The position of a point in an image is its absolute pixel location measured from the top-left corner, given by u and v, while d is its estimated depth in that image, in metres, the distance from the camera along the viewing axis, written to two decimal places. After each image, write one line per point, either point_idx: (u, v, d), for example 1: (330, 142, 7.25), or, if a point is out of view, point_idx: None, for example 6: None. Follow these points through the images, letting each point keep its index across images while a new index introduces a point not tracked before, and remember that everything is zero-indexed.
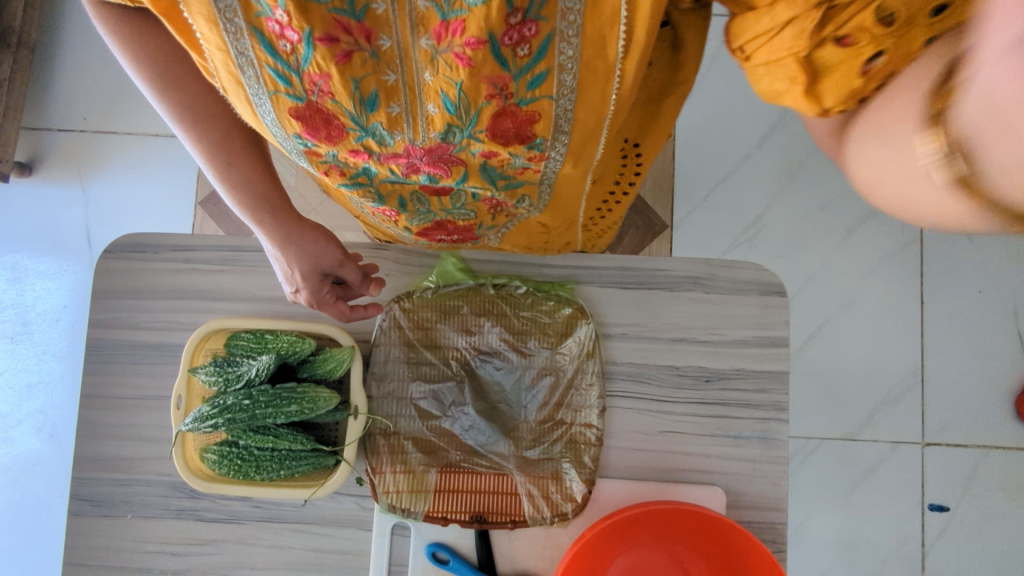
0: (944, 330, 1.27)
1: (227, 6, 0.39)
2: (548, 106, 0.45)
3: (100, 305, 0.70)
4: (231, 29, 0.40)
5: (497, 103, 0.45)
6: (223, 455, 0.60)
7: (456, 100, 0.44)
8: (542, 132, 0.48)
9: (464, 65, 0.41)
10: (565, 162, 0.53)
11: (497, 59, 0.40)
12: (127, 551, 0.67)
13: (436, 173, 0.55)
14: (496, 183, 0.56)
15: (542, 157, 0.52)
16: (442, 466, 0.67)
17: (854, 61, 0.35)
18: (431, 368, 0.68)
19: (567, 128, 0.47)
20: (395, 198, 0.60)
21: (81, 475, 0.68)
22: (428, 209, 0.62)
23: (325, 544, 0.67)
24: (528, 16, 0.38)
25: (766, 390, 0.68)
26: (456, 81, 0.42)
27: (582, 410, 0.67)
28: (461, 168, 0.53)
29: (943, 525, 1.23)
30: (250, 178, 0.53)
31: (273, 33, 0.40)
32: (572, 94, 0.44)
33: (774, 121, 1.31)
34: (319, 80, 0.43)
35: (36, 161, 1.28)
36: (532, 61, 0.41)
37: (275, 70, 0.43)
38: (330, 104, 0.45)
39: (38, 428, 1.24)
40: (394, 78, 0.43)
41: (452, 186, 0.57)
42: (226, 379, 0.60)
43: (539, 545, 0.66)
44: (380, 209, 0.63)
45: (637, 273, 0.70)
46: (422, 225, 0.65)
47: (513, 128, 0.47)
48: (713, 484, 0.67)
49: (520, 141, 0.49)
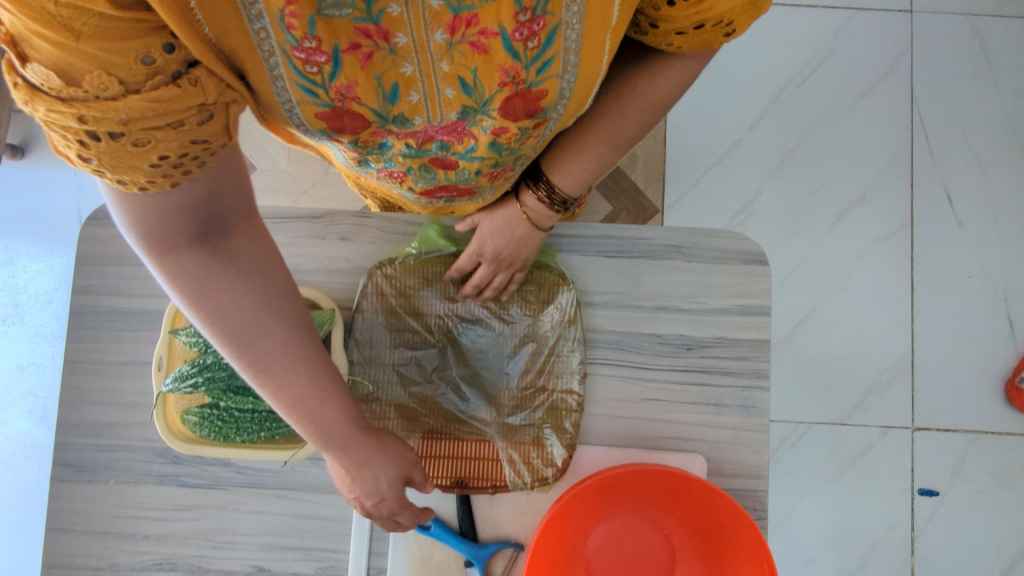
0: (934, 315, 1.27)
1: (263, 29, 0.35)
2: (554, 83, 0.47)
3: (85, 271, 0.70)
4: (266, 54, 0.36)
5: (510, 90, 0.46)
6: (203, 417, 0.61)
7: (472, 84, 0.44)
8: (548, 105, 0.49)
9: (477, 52, 0.41)
10: (563, 119, 0.54)
11: (508, 52, 0.41)
12: (109, 517, 0.67)
13: (449, 143, 0.53)
14: (501, 154, 0.56)
15: (546, 121, 0.52)
16: (424, 432, 0.67)
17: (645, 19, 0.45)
18: (413, 336, 0.69)
19: (569, 97, 0.50)
20: (405, 166, 0.57)
21: (64, 440, 0.68)
22: (433, 176, 0.59)
23: (307, 509, 0.67)
24: (536, 13, 0.39)
25: (748, 357, 0.68)
26: (471, 68, 0.42)
27: (564, 376, 0.68)
28: (472, 140, 0.53)
29: (933, 509, 1.23)
30: (333, 402, 0.51)
31: (300, 59, 0.37)
32: (575, 67, 0.46)
33: (764, 107, 1.31)
34: (347, 88, 0.41)
35: (28, 144, 1.28)
36: (541, 51, 0.43)
37: (303, 86, 0.40)
38: (356, 106, 0.43)
39: (31, 410, 1.24)
40: (411, 69, 0.41)
41: (460, 157, 0.56)
42: (205, 340, 0.60)
43: (520, 512, 0.67)
44: (387, 175, 0.60)
45: (619, 242, 0.70)
46: (427, 188, 0.62)
47: (522, 107, 0.48)
48: (694, 451, 0.67)
49: (528, 116, 0.50)
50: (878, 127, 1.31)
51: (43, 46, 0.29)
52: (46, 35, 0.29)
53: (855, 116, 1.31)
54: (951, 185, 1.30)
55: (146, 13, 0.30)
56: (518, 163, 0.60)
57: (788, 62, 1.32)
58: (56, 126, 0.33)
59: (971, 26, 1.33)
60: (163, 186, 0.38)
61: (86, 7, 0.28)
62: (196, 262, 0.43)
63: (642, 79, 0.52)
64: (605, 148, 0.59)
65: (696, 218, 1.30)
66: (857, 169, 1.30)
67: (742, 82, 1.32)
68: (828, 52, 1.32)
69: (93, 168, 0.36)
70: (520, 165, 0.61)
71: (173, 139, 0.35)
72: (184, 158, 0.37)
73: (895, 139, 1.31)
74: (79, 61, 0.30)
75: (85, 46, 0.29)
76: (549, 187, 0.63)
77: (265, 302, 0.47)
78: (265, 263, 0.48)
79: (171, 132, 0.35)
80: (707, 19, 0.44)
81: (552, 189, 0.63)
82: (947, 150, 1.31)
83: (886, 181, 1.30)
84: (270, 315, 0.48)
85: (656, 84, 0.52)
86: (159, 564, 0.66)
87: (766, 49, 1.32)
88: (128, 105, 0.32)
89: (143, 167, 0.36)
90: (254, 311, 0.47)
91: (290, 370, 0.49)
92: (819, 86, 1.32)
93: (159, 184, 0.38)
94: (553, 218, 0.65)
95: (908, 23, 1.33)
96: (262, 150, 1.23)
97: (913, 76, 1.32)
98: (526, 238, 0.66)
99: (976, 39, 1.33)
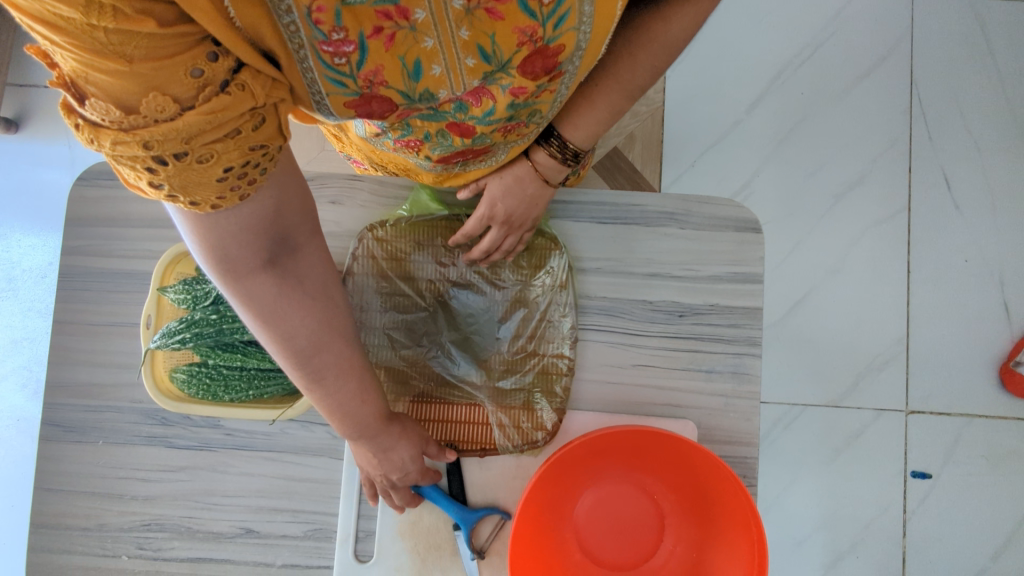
0: (929, 299, 1.27)
1: (290, 24, 0.34)
2: (571, 36, 0.45)
3: (74, 232, 0.69)
4: (295, 53, 0.36)
5: (528, 49, 0.44)
6: (191, 374, 0.60)
7: (491, 51, 0.42)
8: (563, 59, 0.47)
9: (495, 18, 0.40)
10: (579, 73, 0.52)
11: (525, 11, 0.40)
12: (97, 478, 0.66)
13: (468, 105, 0.50)
14: (516, 112, 0.53)
15: (561, 74, 0.50)
16: (413, 396, 0.68)
17: None
18: (404, 299, 0.69)
19: (585, 49, 0.48)
20: (422, 133, 0.54)
21: (52, 401, 0.67)
22: (451, 142, 0.56)
23: (296, 472, 0.67)
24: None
25: (740, 325, 0.68)
26: (490, 34, 0.41)
27: (555, 341, 0.68)
28: (491, 103, 0.50)
29: (925, 491, 1.23)
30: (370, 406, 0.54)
31: (327, 52, 0.36)
32: (591, 18, 0.44)
33: (763, 87, 1.31)
34: (374, 75, 0.40)
35: (22, 117, 1.27)
36: (556, 5, 0.41)
37: (332, 78, 0.39)
38: (384, 91, 0.42)
39: (23, 384, 1.23)
40: (433, 42, 0.39)
41: (478, 122, 0.53)
42: (193, 297, 0.60)
43: (509, 476, 0.67)
44: (404, 144, 0.57)
45: (613, 208, 0.70)
46: (444, 155, 0.58)
47: (541, 65, 0.47)
48: (685, 417, 0.67)
49: (545, 72, 0.48)
50: (877, 109, 1.30)
51: (101, 77, 0.29)
52: (103, 63, 0.28)
53: (854, 99, 1.31)
54: (949, 168, 1.30)
55: (186, 22, 0.29)
56: (533, 119, 0.56)
57: (788, 43, 1.31)
58: (124, 159, 0.33)
59: (971, 9, 1.32)
60: (234, 203, 0.37)
61: (132, 26, 0.27)
62: (268, 286, 0.43)
63: (654, 23, 0.52)
64: (618, 96, 0.57)
65: None
66: (856, 151, 1.29)
67: (741, 63, 1.31)
68: (828, 34, 1.32)
69: (167, 195, 0.35)
70: (536, 121, 0.58)
71: (236, 150, 0.35)
72: (248, 168, 0.36)
73: (894, 121, 1.30)
74: (134, 82, 0.30)
75: (139, 67, 0.29)
76: (561, 142, 0.61)
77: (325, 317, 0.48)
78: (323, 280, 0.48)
79: (231, 143, 0.34)
80: None
81: (565, 145, 0.61)
82: (945, 133, 1.30)
83: (884, 163, 1.29)
84: (330, 328, 0.48)
85: (669, 25, 0.52)
86: (147, 525, 0.66)
87: (765, 30, 1.32)
88: (189, 121, 0.32)
89: (212, 185, 0.35)
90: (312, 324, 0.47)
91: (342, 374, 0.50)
92: (818, 67, 1.31)
93: (230, 200, 0.36)
94: (565, 172, 0.64)
95: (909, 4, 1.32)
96: None
97: (913, 59, 1.31)
98: (537, 196, 0.65)
99: (977, 21, 1.32)
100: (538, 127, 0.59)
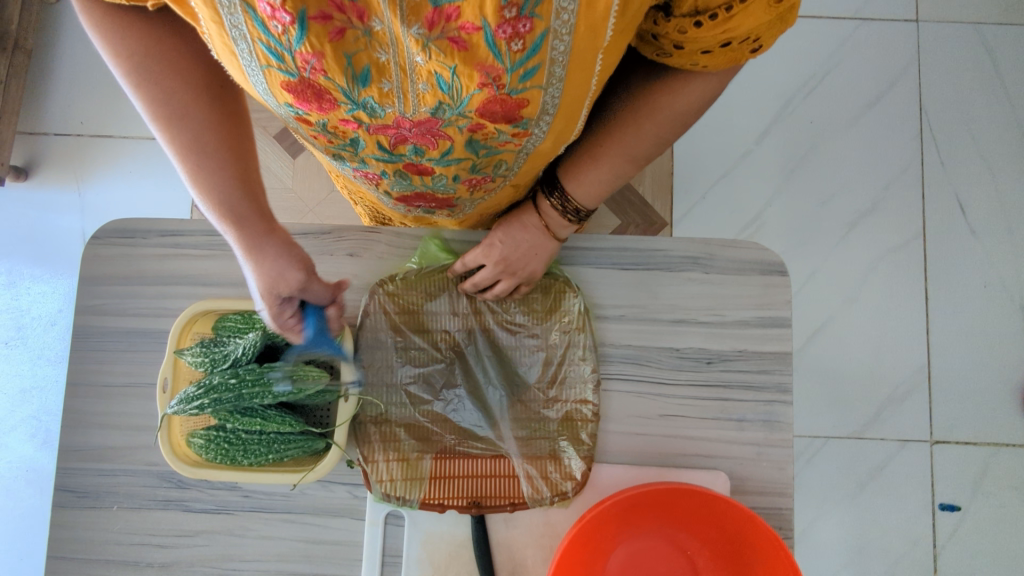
0: (950, 326, 1.25)
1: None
2: (537, 94, 0.46)
3: (87, 292, 0.68)
4: (226, 3, 0.39)
5: (489, 92, 0.45)
6: (210, 439, 0.59)
7: (449, 83, 0.44)
8: (530, 114, 0.48)
9: (459, 49, 0.41)
10: (549, 136, 0.53)
11: (490, 49, 0.41)
12: (112, 545, 0.64)
13: (424, 148, 0.54)
14: (478, 154, 0.55)
15: (527, 133, 0.52)
16: (436, 452, 0.66)
17: (672, 28, 0.43)
18: (420, 353, 0.68)
19: (554, 111, 0.49)
20: (380, 170, 0.59)
21: (66, 466, 0.65)
22: (409, 182, 0.62)
23: (316, 534, 0.65)
24: (523, 12, 0.39)
25: (770, 371, 0.66)
26: (449, 66, 0.42)
27: (578, 386, 0.67)
28: (447, 141, 0.53)
29: (955, 524, 1.20)
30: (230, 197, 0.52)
31: (265, 13, 0.39)
32: (561, 81, 0.45)
33: (773, 117, 1.30)
34: (312, 59, 0.42)
35: (33, 165, 1.27)
36: (525, 55, 0.42)
37: (268, 46, 0.42)
38: (323, 80, 0.44)
39: (33, 434, 1.21)
40: (386, 58, 0.42)
41: (435, 163, 0.57)
42: (212, 359, 0.60)
43: (537, 534, 0.65)
44: (364, 177, 0.63)
45: (636, 254, 0.68)
46: (403, 192, 0.65)
47: (501, 111, 0.48)
48: (717, 468, 0.65)
49: (507, 121, 0.49)
50: (888, 135, 1.29)
51: None
52: None
53: (864, 126, 1.30)
54: (963, 194, 1.28)
55: None
56: (498, 172, 0.60)
57: (795, 72, 1.31)
58: None
59: (977, 36, 1.32)
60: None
61: None
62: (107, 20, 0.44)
63: (661, 93, 0.51)
64: (621, 161, 0.57)
65: (706, 230, 1.28)
66: (867, 178, 1.28)
67: (750, 93, 1.31)
68: (834, 63, 1.31)
69: None
70: (499, 176, 0.62)
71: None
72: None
73: (905, 148, 1.29)
74: None
75: None
76: (563, 195, 0.61)
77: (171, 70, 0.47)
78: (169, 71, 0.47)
79: None
80: (734, 38, 0.43)
81: (568, 199, 0.61)
82: (957, 159, 1.29)
83: (896, 191, 1.28)
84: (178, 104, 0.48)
85: (675, 100, 0.51)
86: None
87: (772, 60, 1.32)
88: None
89: None
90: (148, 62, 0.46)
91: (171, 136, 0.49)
92: (828, 95, 1.31)
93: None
94: (568, 227, 0.64)
95: (914, 32, 1.32)
96: (267, 168, 1.24)
97: (921, 86, 1.31)
98: (539, 245, 0.64)
99: (983, 48, 1.32)
100: (501, 188, 0.65)
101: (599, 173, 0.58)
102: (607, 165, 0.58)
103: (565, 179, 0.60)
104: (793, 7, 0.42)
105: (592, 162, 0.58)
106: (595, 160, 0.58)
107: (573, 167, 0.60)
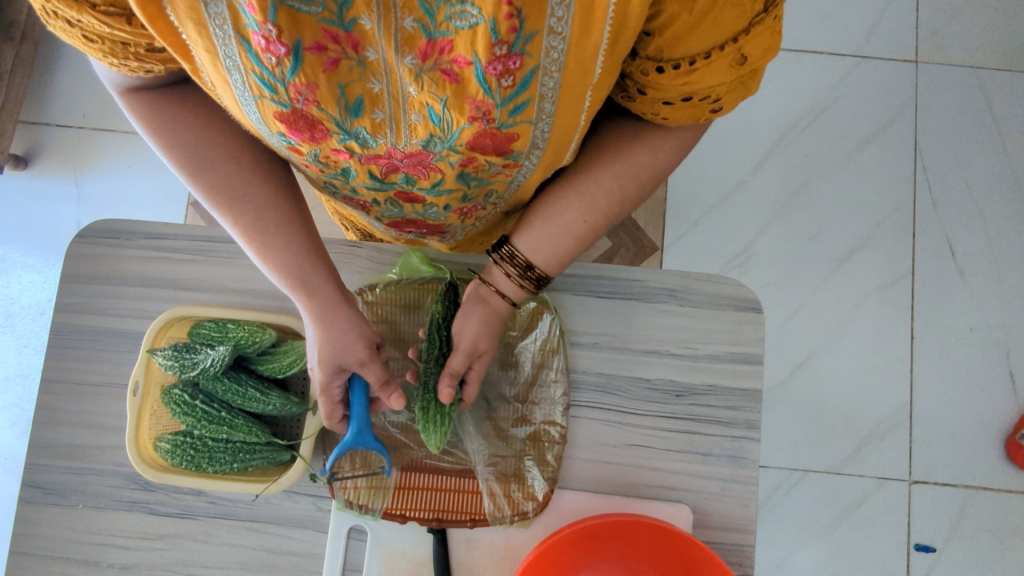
0: (933, 366, 1.25)
1: (218, 13, 0.38)
2: (527, 129, 0.46)
3: (68, 290, 0.69)
4: (221, 35, 0.40)
5: (479, 125, 0.46)
6: (176, 445, 0.63)
7: (440, 115, 0.45)
8: (520, 148, 0.49)
9: (451, 81, 0.42)
10: (539, 168, 0.54)
11: (481, 84, 0.41)
12: (74, 544, 0.65)
13: (415, 178, 0.55)
14: (470, 186, 0.56)
15: (518, 164, 0.52)
16: (403, 464, 0.66)
17: (635, 67, 0.43)
18: (395, 364, 0.69)
19: (543, 145, 0.49)
20: (371, 196, 0.60)
21: (34, 462, 0.66)
22: (400, 209, 0.62)
23: (277, 544, 0.65)
24: (514, 50, 0.39)
25: (738, 407, 0.67)
26: (440, 97, 0.43)
27: (548, 405, 0.67)
28: (439, 174, 0.53)
29: (928, 566, 1.19)
30: (290, 252, 0.55)
31: (259, 45, 0.39)
32: (552, 117, 0.46)
33: (769, 149, 1.31)
34: (305, 90, 0.43)
35: (33, 155, 1.27)
36: (515, 91, 0.43)
37: (261, 78, 0.42)
38: (315, 111, 0.45)
39: (14, 423, 1.21)
40: (379, 88, 0.43)
41: (426, 193, 0.58)
42: (181, 366, 0.63)
43: (498, 556, 0.65)
44: (354, 203, 0.63)
45: (612, 283, 0.69)
46: (393, 219, 0.66)
47: (493, 144, 0.48)
48: (681, 501, 0.65)
49: (498, 153, 0.50)
50: (882, 173, 1.30)
51: None
52: None
53: (859, 163, 1.31)
54: (954, 236, 1.29)
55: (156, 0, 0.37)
56: (489, 203, 0.61)
57: (792, 105, 1.32)
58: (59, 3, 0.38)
59: (976, 79, 1.33)
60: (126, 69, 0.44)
61: None
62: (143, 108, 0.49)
63: (642, 151, 0.52)
64: (605, 225, 0.58)
65: (695, 257, 1.28)
66: (859, 215, 1.29)
67: (747, 124, 1.32)
68: (832, 98, 1.33)
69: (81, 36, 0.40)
70: (491, 204, 0.62)
71: (123, 54, 0.42)
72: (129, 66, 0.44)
73: (898, 186, 1.30)
74: None
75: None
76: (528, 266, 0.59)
77: (228, 137, 0.52)
78: (207, 153, 0.52)
79: (120, 48, 0.42)
80: (695, 93, 0.44)
81: (528, 267, 0.59)
82: (949, 201, 1.30)
83: (887, 229, 1.29)
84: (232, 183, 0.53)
85: (656, 157, 0.52)
86: None
87: (771, 92, 1.33)
88: (90, 23, 0.39)
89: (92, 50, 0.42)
90: (208, 154, 0.52)
91: (248, 210, 0.54)
92: (825, 130, 1.32)
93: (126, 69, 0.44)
94: (522, 293, 0.62)
95: (913, 73, 1.33)
96: None
97: (917, 126, 1.32)
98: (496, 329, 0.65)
99: (981, 92, 1.33)
100: (492, 214, 0.65)
101: (583, 245, 0.59)
102: (589, 236, 0.58)
103: (544, 265, 0.59)
104: (754, 74, 0.43)
105: (579, 238, 0.58)
106: (582, 236, 0.58)
107: (550, 255, 0.59)
